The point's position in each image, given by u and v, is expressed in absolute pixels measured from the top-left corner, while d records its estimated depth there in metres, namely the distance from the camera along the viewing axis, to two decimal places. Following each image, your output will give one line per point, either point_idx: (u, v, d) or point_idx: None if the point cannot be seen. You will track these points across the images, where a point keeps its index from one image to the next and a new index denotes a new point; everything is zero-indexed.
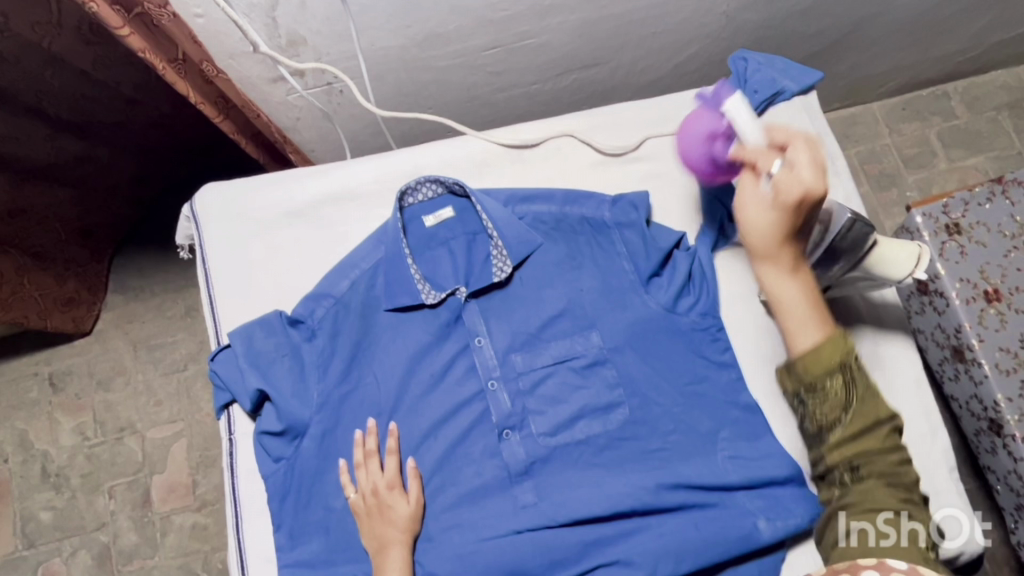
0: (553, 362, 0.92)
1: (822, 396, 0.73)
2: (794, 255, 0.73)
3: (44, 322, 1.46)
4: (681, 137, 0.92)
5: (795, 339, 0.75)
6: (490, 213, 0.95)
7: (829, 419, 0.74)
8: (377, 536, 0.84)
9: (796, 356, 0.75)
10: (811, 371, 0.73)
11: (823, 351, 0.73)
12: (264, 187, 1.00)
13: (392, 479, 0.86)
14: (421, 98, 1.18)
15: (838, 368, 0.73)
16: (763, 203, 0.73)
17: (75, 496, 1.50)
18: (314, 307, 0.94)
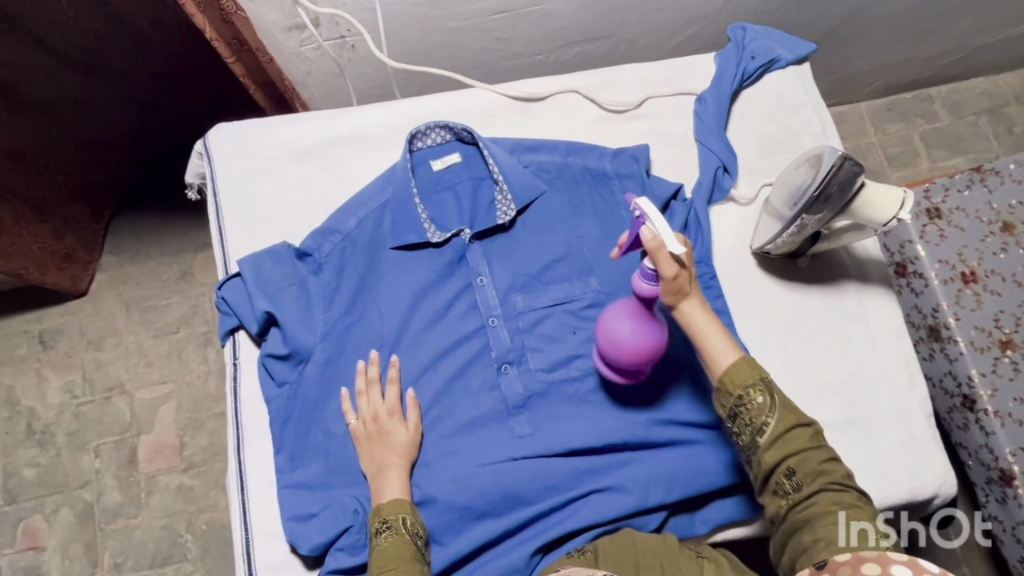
0: (551, 304, 0.95)
1: (746, 403, 0.75)
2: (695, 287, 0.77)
3: (41, 277, 1.42)
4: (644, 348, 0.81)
5: (715, 362, 0.77)
6: (497, 158, 0.98)
7: (755, 431, 0.75)
8: (377, 459, 0.86)
9: (719, 376, 0.77)
10: (731, 384, 0.75)
11: (738, 373, 0.76)
12: (277, 126, 1.03)
13: (393, 406, 0.88)
14: (429, 60, 1.20)
15: (756, 384, 0.75)
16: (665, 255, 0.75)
17: (60, 454, 1.46)
18: (322, 242, 0.96)
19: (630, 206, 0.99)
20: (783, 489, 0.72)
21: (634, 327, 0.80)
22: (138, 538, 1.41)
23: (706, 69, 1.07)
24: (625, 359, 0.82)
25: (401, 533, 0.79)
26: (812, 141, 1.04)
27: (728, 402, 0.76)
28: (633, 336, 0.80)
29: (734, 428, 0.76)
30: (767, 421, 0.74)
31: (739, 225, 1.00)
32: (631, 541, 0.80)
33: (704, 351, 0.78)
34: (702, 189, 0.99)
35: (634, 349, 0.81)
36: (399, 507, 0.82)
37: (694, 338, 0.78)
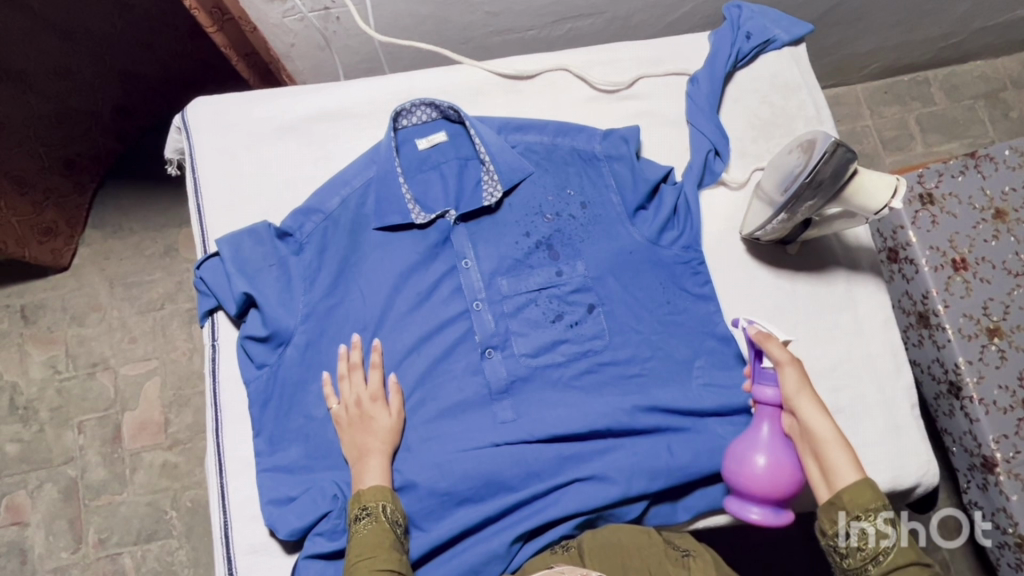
0: (537, 288, 0.93)
1: (864, 525, 0.72)
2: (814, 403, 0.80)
3: (21, 251, 1.39)
4: (781, 466, 0.80)
5: (833, 477, 0.76)
6: (483, 138, 0.96)
7: (867, 557, 0.72)
8: (359, 446, 0.85)
9: (838, 492, 0.75)
10: (852, 502, 0.74)
11: (860, 494, 0.74)
12: (258, 101, 0.99)
13: (376, 391, 0.87)
14: (418, 34, 1.16)
15: (879, 509, 0.73)
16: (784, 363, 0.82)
17: (44, 429, 1.44)
18: (303, 222, 0.94)
19: (619, 189, 0.96)
20: None
21: (774, 444, 0.81)
22: (123, 515, 1.40)
23: (699, 48, 1.04)
24: (775, 483, 0.79)
25: (381, 521, 0.79)
26: (806, 125, 1.02)
27: (841, 521, 0.74)
28: (770, 451, 0.80)
29: (842, 549, 0.73)
30: (885, 550, 0.71)
31: (729, 210, 0.98)
32: (612, 535, 0.80)
33: (825, 460, 0.77)
34: (692, 172, 0.97)
35: (776, 468, 0.79)
36: (380, 495, 0.81)
37: (817, 443, 0.78)
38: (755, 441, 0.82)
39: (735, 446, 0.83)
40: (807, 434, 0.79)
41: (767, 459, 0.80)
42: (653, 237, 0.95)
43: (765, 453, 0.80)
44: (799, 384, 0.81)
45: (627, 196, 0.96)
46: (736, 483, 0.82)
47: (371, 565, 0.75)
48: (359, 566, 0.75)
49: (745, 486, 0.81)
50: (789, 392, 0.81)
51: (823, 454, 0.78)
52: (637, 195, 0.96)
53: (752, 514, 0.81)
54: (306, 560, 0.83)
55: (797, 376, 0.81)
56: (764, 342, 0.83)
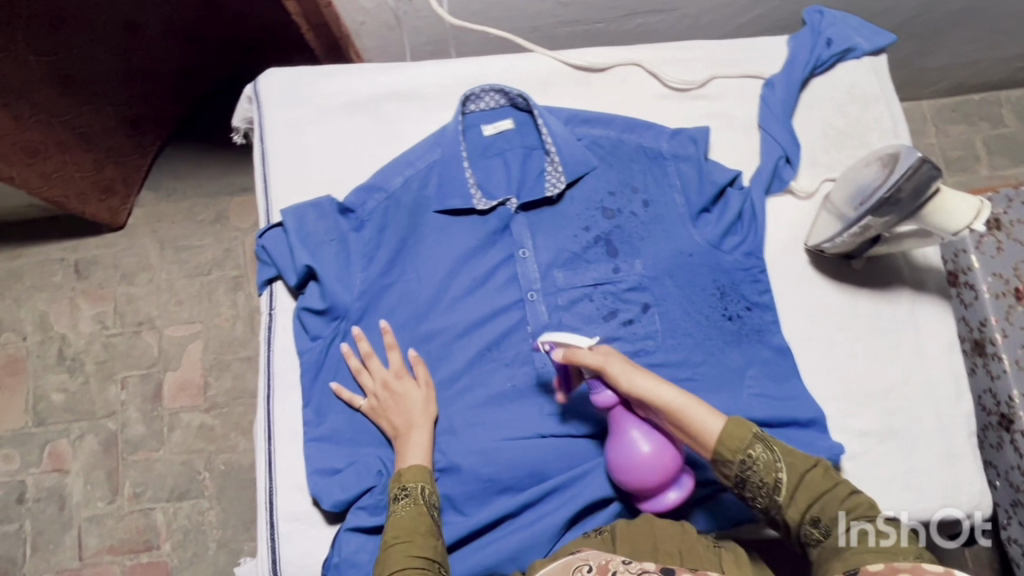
0: (591, 283, 0.93)
1: (752, 464, 0.73)
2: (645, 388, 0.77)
3: (82, 207, 1.43)
4: (661, 451, 0.79)
5: (704, 438, 0.75)
6: (551, 128, 0.95)
7: (770, 489, 0.73)
8: (406, 419, 0.85)
9: (714, 448, 0.74)
10: (731, 449, 0.74)
11: (732, 437, 0.74)
12: (329, 76, 1.00)
13: (400, 368, 0.88)
14: (487, 19, 1.16)
15: (754, 442, 0.74)
16: (603, 363, 0.78)
17: (88, 382, 1.48)
18: (366, 199, 0.94)
19: (684, 189, 0.95)
20: (811, 538, 0.72)
21: (642, 431, 0.80)
22: (158, 471, 1.43)
23: (776, 51, 1.02)
24: (664, 467, 0.79)
25: (418, 503, 0.79)
26: (881, 138, 0.99)
27: (733, 470, 0.74)
28: (646, 438, 0.79)
29: (748, 493, 0.74)
30: (779, 475, 0.73)
31: (795, 220, 0.96)
32: (649, 527, 0.79)
33: (691, 425, 0.75)
34: (760, 178, 0.96)
35: (662, 448, 0.79)
36: (420, 475, 0.81)
37: (675, 416, 0.76)
38: (627, 446, 0.79)
39: (614, 455, 0.80)
40: (660, 412, 0.77)
41: (650, 444, 0.79)
42: (714, 241, 0.94)
43: (645, 452, 0.78)
44: (629, 370, 0.78)
45: (691, 198, 0.95)
46: (644, 483, 0.79)
47: (408, 550, 0.75)
48: (396, 548, 0.75)
49: (644, 485, 0.79)
50: (627, 386, 0.77)
51: (685, 420, 0.76)
52: (701, 197, 0.95)
53: (670, 496, 0.81)
54: (347, 533, 0.84)
55: (621, 364, 0.78)
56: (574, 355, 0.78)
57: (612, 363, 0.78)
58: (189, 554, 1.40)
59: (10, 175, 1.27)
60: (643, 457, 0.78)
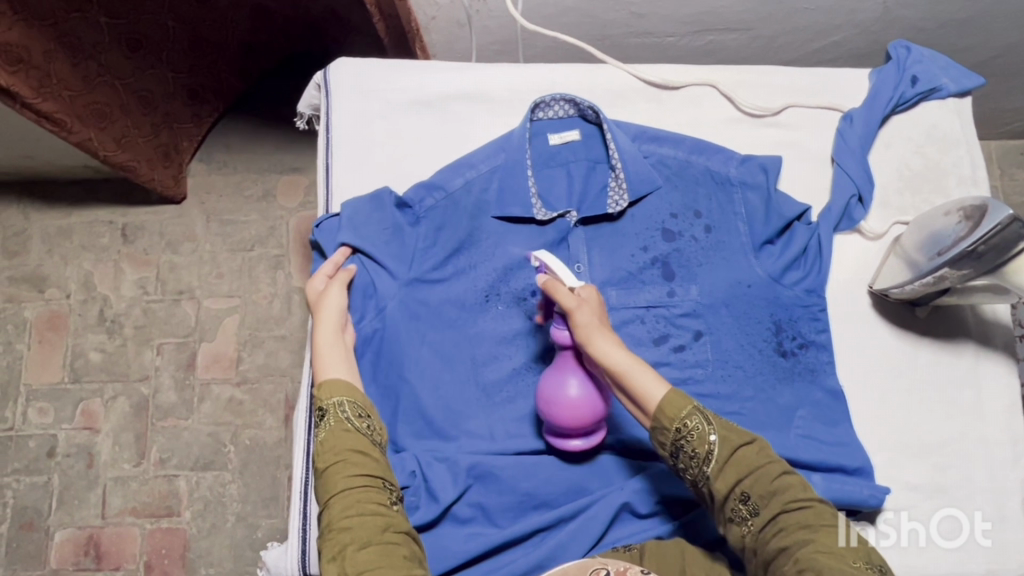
0: (645, 306, 0.91)
1: (686, 433, 0.70)
2: (601, 339, 0.77)
3: (149, 173, 1.46)
4: (585, 403, 0.79)
5: (642, 403, 0.73)
6: (618, 143, 0.94)
7: (701, 462, 0.70)
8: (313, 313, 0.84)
9: (650, 415, 0.72)
10: (666, 415, 0.71)
11: (670, 405, 0.71)
12: (400, 71, 1.00)
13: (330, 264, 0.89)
14: (558, 24, 1.14)
15: (692, 412, 0.71)
16: (574, 303, 0.78)
17: (125, 345, 1.50)
18: (424, 195, 0.93)
19: (749, 219, 0.93)
20: (738, 516, 0.68)
21: (580, 379, 0.80)
22: (185, 440, 1.45)
23: (858, 85, 0.99)
24: (580, 414, 0.79)
25: (338, 420, 0.76)
26: (958, 184, 0.96)
27: (667, 438, 0.71)
28: (580, 386, 0.79)
29: (680, 464, 0.71)
30: (711, 447, 0.70)
31: (861, 260, 0.94)
32: (680, 551, 0.76)
33: (631, 389, 0.74)
34: (830, 215, 0.93)
35: (587, 399, 0.79)
36: (343, 389, 0.79)
37: (615, 373, 0.75)
38: (560, 384, 0.80)
39: (546, 389, 0.81)
40: (605, 369, 0.76)
41: (578, 391, 0.79)
42: (775, 274, 0.92)
43: (572, 395, 0.79)
44: (591, 324, 0.77)
45: (755, 228, 0.93)
46: (557, 421, 0.80)
47: (343, 471, 0.72)
48: (334, 471, 0.72)
49: (558, 422, 0.80)
50: (582, 336, 0.77)
51: (627, 383, 0.74)
52: (767, 228, 0.92)
53: (574, 442, 0.83)
54: None
55: (588, 316, 0.77)
56: (552, 288, 0.79)
57: (583, 311, 0.78)
58: (208, 524, 1.41)
59: (89, 137, 1.29)
60: (568, 399, 0.79)
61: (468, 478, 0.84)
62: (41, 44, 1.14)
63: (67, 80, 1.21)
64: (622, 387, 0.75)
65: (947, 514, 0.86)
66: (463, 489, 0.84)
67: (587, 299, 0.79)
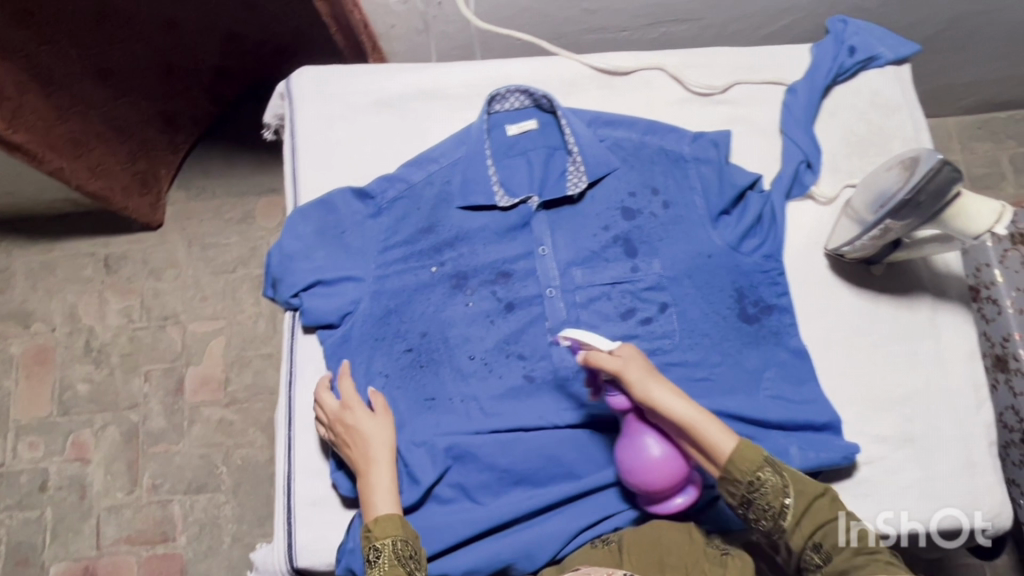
0: (610, 282, 0.94)
1: (761, 488, 0.73)
2: (662, 398, 0.76)
3: (125, 201, 1.49)
4: (673, 460, 0.78)
5: (714, 454, 0.75)
6: (574, 129, 0.97)
7: (775, 514, 0.74)
8: (365, 453, 0.83)
9: (722, 467, 0.74)
10: (740, 472, 0.73)
11: (744, 459, 0.73)
12: (359, 75, 1.03)
13: (348, 402, 0.86)
14: (514, 25, 1.18)
15: (764, 466, 0.74)
16: (622, 367, 0.76)
17: (113, 374, 1.52)
18: (387, 188, 0.97)
19: (704, 192, 0.96)
20: (810, 562, 0.73)
21: (655, 436, 0.79)
22: (177, 464, 1.46)
23: (800, 59, 1.03)
24: (672, 472, 0.78)
25: (393, 562, 0.75)
26: (903, 146, 0.99)
27: (739, 491, 0.74)
28: (659, 444, 0.78)
29: (751, 515, 0.74)
30: (785, 501, 0.74)
31: (815, 225, 0.97)
32: (657, 539, 0.78)
33: (703, 440, 0.75)
34: (781, 182, 0.96)
35: (671, 455, 0.78)
36: (393, 526, 0.78)
37: (685, 428, 0.75)
38: (642, 451, 0.78)
39: (634, 463, 0.79)
40: (675, 425, 0.76)
41: (660, 449, 0.78)
42: (733, 243, 0.94)
43: (658, 456, 0.78)
44: (645, 378, 0.76)
45: (711, 199, 0.96)
46: (652, 487, 0.79)
47: None
48: None
49: (653, 488, 0.79)
50: (641, 394, 0.76)
51: (698, 435, 0.75)
52: (721, 200, 0.95)
53: (676, 500, 0.81)
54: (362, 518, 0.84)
55: (639, 372, 0.76)
56: (596, 360, 0.76)
57: (631, 369, 0.76)
58: (205, 547, 1.41)
59: (59, 166, 1.33)
60: (658, 460, 0.78)
61: (446, 459, 0.86)
62: (13, 76, 1.20)
63: (41, 111, 1.27)
64: (688, 439, 0.76)
65: (947, 514, 0.86)
66: (442, 470, 0.86)
67: (628, 355, 0.77)
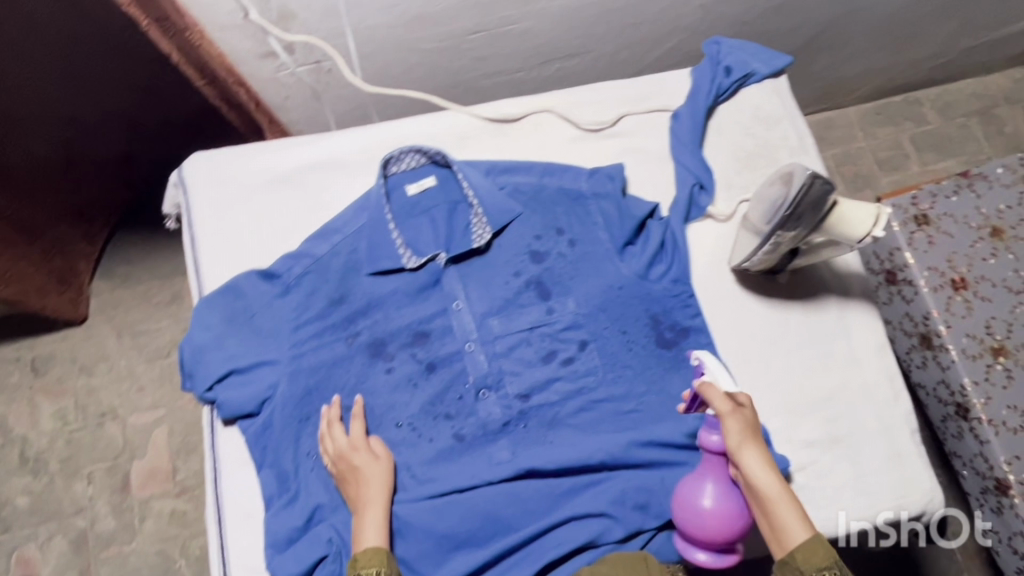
0: (528, 328, 0.94)
1: None
2: (752, 456, 0.78)
3: (42, 302, 1.42)
4: (724, 519, 0.78)
5: (784, 535, 0.75)
6: (471, 181, 0.98)
7: None
8: (360, 494, 0.84)
9: (788, 551, 0.73)
10: (805, 563, 0.72)
11: (815, 554, 0.72)
12: (253, 154, 1.02)
13: (356, 441, 0.87)
14: (408, 80, 1.19)
15: (833, 569, 0.71)
16: (726, 408, 0.80)
17: (53, 481, 1.44)
18: (292, 265, 0.96)
19: (607, 226, 0.98)
20: None
21: (717, 489, 0.80)
22: (133, 564, 1.38)
23: (681, 85, 1.06)
24: (715, 529, 0.78)
25: None
26: (790, 155, 1.03)
27: None
28: (714, 498, 0.79)
29: None
30: None
31: (717, 243, 0.99)
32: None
33: (776, 521, 0.75)
34: (678, 208, 0.99)
35: (722, 512, 0.78)
36: (377, 558, 0.78)
37: (763, 499, 0.76)
38: (700, 492, 0.80)
39: (690, 499, 0.80)
40: (751, 489, 0.77)
41: (713, 503, 0.79)
42: (641, 271, 0.96)
43: (712, 503, 0.79)
44: (742, 435, 0.79)
45: (614, 232, 0.97)
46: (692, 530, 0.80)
47: None
48: None
49: (691, 531, 0.80)
50: (732, 444, 0.79)
51: (772, 512, 0.76)
52: (624, 232, 0.97)
53: (698, 554, 0.81)
54: None
55: (739, 427, 0.79)
56: (705, 389, 0.82)
57: (734, 420, 0.80)
58: None
59: None
60: (710, 508, 0.79)
61: None
62: None
63: None
64: (760, 508, 0.77)
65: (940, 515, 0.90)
66: None
67: (742, 410, 0.80)
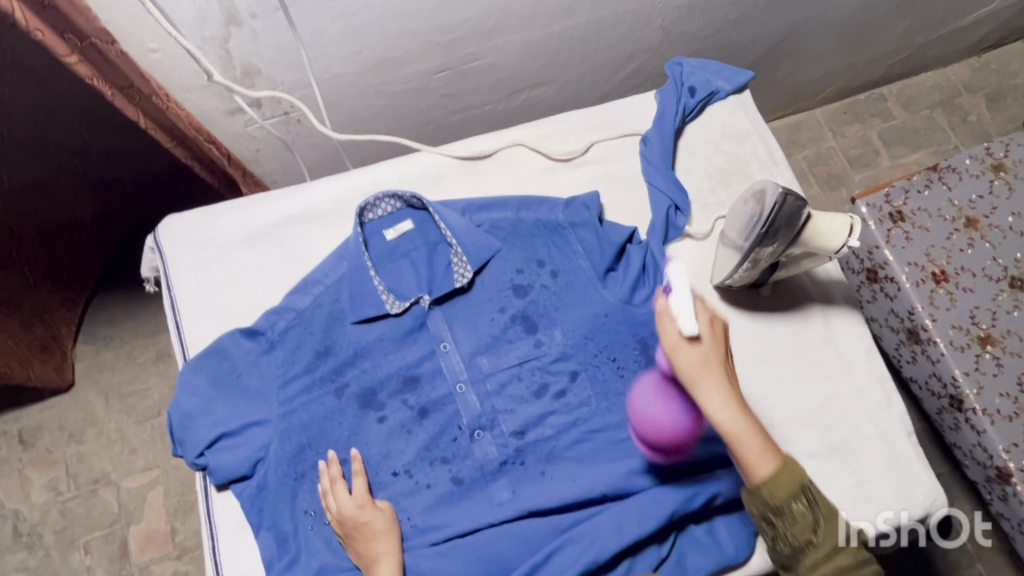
0: (517, 363, 0.94)
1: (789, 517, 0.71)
2: (714, 386, 0.72)
3: (27, 373, 1.37)
4: (671, 428, 0.85)
5: (751, 467, 0.71)
6: (447, 221, 0.97)
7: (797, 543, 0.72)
8: (369, 551, 0.83)
9: (756, 483, 0.71)
10: (775, 497, 0.71)
11: (780, 488, 0.71)
12: (227, 212, 1.02)
13: (362, 499, 0.85)
14: (378, 123, 1.19)
15: (798, 495, 0.71)
16: (680, 343, 0.73)
17: (49, 554, 1.40)
18: (275, 320, 0.95)
19: (587, 254, 0.98)
20: None
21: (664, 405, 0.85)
22: None
23: (647, 108, 1.08)
24: (659, 436, 0.85)
25: None
26: (760, 168, 1.05)
27: (764, 507, 0.72)
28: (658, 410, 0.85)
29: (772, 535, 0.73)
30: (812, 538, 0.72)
31: (697, 262, 1.00)
32: None
33: (743, 454, 0.71)
34: (655, 231, 0.98)
35: (672, 424, 0.85)
36: None
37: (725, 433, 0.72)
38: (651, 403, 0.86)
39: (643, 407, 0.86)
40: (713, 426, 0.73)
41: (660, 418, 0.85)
42: (625, 297, 0.96)
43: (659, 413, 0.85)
44: (700, 368, 0.73)
45: (595, 259, 0.97)
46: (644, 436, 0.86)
47: None
48: None
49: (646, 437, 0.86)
50: (689, 380, 0.73)
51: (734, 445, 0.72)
52: (604, 258, 0.97)
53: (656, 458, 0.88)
54: None
55: (695, 361, 0.73)
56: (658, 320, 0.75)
57: (688, 350, 0.73)
58: None
59: None
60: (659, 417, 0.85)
61: None
62: None
63: None
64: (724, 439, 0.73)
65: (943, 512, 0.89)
66: None
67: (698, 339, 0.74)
